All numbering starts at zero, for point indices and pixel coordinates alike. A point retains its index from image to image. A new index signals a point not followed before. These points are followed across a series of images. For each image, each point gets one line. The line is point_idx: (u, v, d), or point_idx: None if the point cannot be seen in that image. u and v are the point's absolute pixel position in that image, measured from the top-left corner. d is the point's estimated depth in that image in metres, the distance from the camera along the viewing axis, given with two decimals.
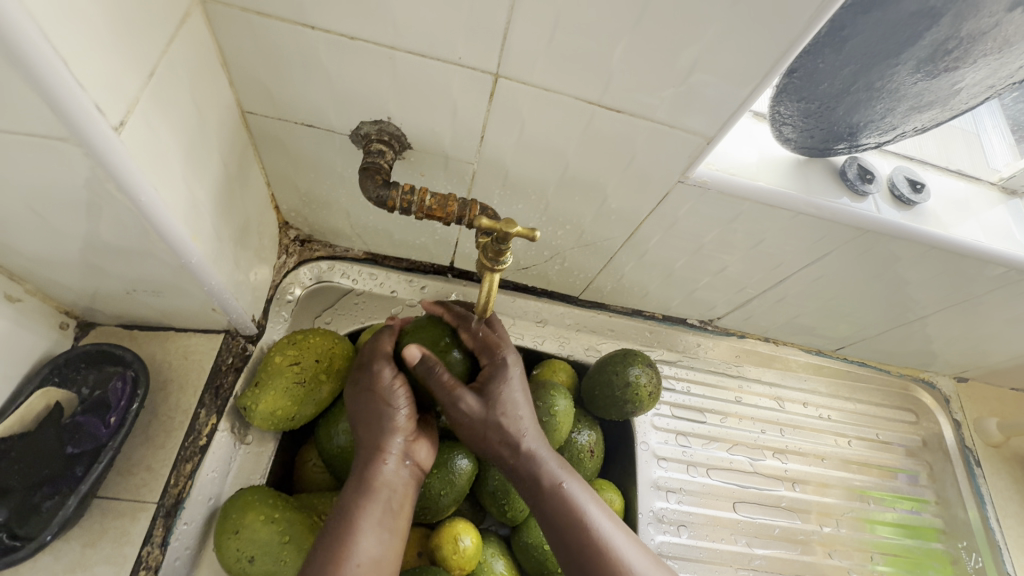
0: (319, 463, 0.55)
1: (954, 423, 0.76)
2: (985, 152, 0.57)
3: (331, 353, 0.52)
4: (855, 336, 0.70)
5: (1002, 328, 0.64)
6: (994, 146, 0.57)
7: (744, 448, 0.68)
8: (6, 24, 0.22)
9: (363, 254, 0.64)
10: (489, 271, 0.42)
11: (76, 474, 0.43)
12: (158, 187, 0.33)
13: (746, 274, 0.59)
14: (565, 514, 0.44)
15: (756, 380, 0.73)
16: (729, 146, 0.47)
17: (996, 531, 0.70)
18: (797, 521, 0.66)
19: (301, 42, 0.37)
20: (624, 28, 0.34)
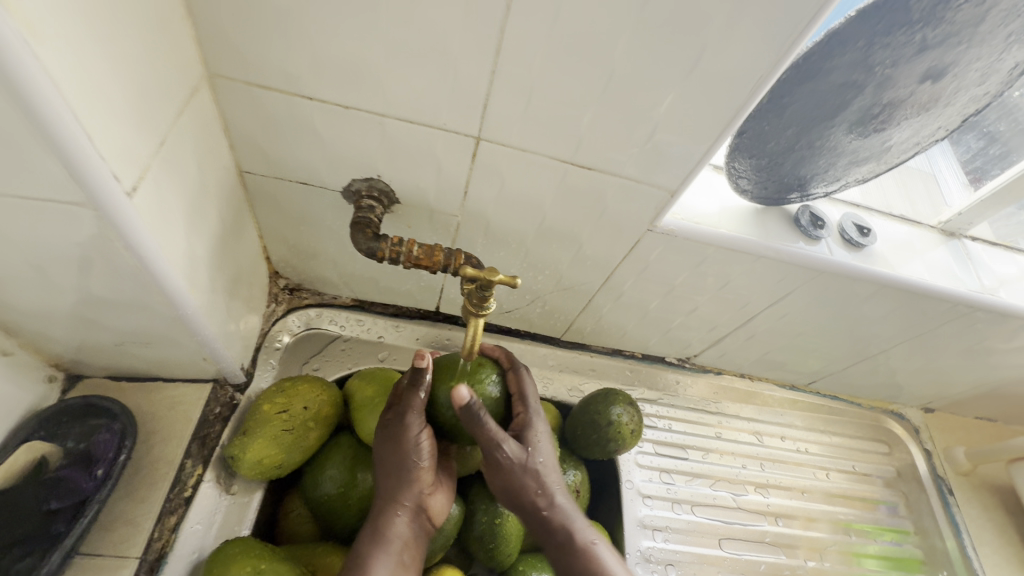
0: (303, 513, 0.55)
1: (925, 453, 0.78)
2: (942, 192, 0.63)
3: (319, 400, 0.54)
4: (824, 370, 0.73)
5: (958, 359, 0.68)
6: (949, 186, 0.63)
7: (727, 483, 0.70)
8: (46, 115, 0.24)
9: (351, 301, 0.67)
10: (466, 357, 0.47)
11: (56, 531, 0.42)
12: (162, 245, 0.35)
13: (717, 313, 0.62)
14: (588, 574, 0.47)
15: (734, 415, 0.75)
16: (691, 198, 0.51)
17: (974, 560, 0.71)
18: (782, 557, 0.67)
19: (300, 110, 0.41)
20: (592, 98, 0.39)
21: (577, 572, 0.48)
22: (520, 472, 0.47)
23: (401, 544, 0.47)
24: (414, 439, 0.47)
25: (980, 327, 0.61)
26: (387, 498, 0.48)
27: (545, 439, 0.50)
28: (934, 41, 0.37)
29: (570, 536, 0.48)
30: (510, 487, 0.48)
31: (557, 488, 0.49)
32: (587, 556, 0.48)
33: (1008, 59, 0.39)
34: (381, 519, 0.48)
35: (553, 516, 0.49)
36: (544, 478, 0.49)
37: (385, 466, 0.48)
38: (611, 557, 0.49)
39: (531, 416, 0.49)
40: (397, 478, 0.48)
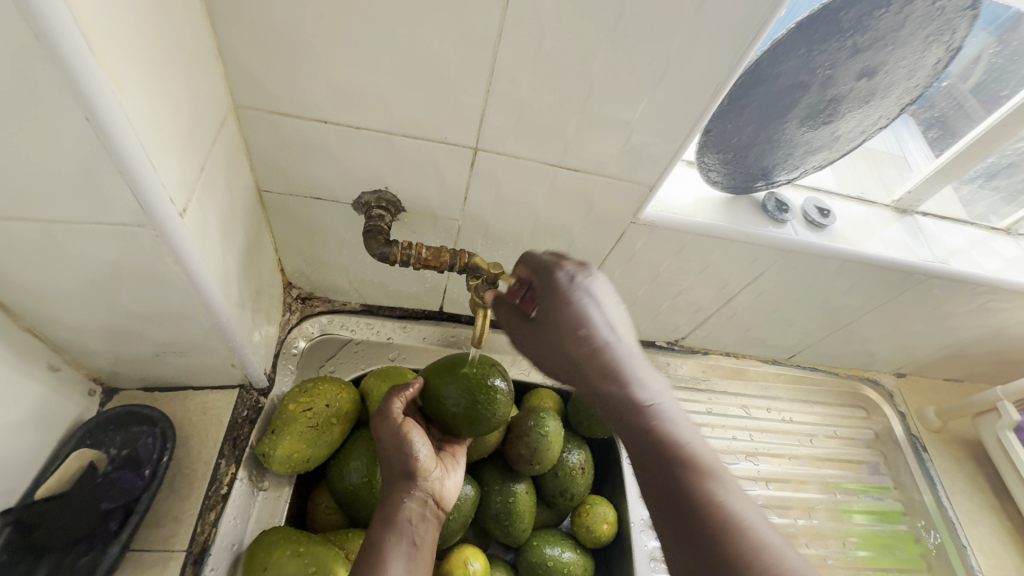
0: (330, 505, 0.60)
1: (900, 415, 0.85)
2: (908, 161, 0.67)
3: (340, 399, 0.58)
4: (802, 343, 0.79)
5: (921, 325, 0.74)
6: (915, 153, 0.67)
7: (720, 454, 0.75)
8: (125, 152, 0.29)
9: (360, 306, 0.71)
10: (503, 295, 0.50)
11: (110, 529, 0.46)
12: (204, 258, 0.40)
13: (700, 295, 0.68)
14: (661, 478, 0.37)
15: (722, 391, 0.81)
16: (669, 191, 0.57)
17: (949, 509, 0.76)
18: (774, 517, 0.72)
19: (315, 132, 0.45)
20: (575, 108, 0.44)
21: (645, 446, 0.39)
22: (547, 334, 0.46)
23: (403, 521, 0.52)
24: (403, 436, 0.54)
25: (937, 293, 0.67)
26: (391, 484, 0.54)
27: (584, 301, 0.44)
28: (864, 44, 0.43)
29: (628, 403, 0.41)
30: (550, 366, 0.47)
31: (609, 352, 0.43)
32: (654, 446, 0.39)
33: (931, 56, 0.45)
34: (386, 503, 0.53)
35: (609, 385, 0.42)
36: (584, 325, 0.43)
37: (386, 456, 0.55)
38: (681, 428, 0.40)
39: (556, 266, 0.45)
40: (394, 464, 0.54)
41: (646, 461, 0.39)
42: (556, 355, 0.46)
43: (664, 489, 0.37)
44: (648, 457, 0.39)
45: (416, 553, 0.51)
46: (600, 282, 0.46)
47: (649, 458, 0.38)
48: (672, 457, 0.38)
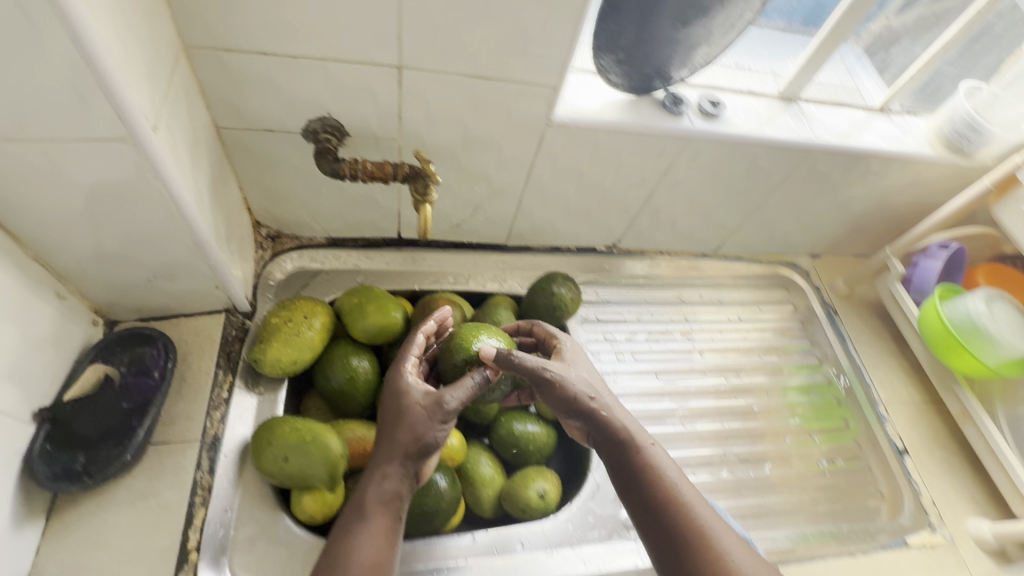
0: (321, 405, 0.70)
1: (815, 288, 0.97)
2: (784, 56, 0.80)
3: (315, 311, 0.68)
4: (723, 233, 0.91)
5: (819, 202, 0.85)
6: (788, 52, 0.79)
7: (658, 334, 0.87)
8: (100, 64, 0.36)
9: (325, 240, 0.79)
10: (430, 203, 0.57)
11: (132, 424, 0.54)
12: (178, 172, 0.47)
13: (623, 194, 0.78)
14: (652, 484, 0.52)
15: (659, 284, 0.92)
16: (579, 97, 0.66)
17: (855, 356, 0.89)
18: (708, 379, 0.85)
19: (258, 65, 0.53)
20: (477, 20, 0.52)
21: (638, 475, 0.53)
22: (567, 388, 0.55)
23: (394, 497, 0.51)
24: (435, 411, 0.53)
25: (824, 168, 0.78)
26: (392, 451, 0.52)
27: (583, 363, 0.59)
28: None
29: (626, 437, 0.54)
30: (562, 404, 0.55)
31: (600, 397, 0.55)
32: (645, 459, 0.53)
33: None
34: (380, 472, 0.52)
35: (611, 416, 0.55)
36: (594, 391, 0.56)
37: (405, 424, 0.52)
38: (662, 457, 0.54)
39: (564, 344, 0.62)
40: (410, 430, 0.52)
41: (637, 487, 0.53)
42: (570, 398, 0.55)
43: (658, 495, 0.52)
44: (642, 483, 0.53)
45: (395, 527, 0.50)
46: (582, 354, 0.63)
47: (640, 483, 0.53)
48: (659, 483, 0.52)
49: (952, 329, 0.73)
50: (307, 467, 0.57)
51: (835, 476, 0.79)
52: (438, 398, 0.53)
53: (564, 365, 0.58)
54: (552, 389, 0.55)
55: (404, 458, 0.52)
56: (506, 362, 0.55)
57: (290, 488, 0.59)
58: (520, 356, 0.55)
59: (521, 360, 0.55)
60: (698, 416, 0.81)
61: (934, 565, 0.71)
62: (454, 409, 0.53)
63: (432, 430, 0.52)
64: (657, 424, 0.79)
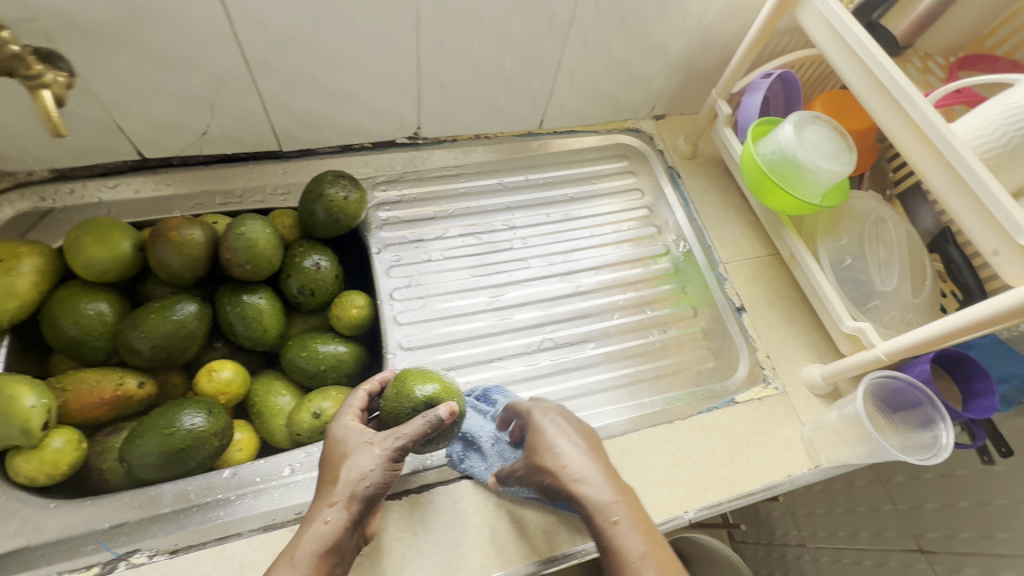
0: (65, 359, 0.62)
1: (658, 153, 0.88)
2: None
3: (14, 253, 0.58)
4: (538, 102, 0.80)
5: (630, 46, 0.74)
6: None
7: (476, 228, 0.79)
8: None
9: (51, 174, 0.67)
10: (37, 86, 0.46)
11: None
12: None
13: (384, 65, 0.66)
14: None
15: (478, 173, 0.83)
16: None
17: (696, 219, 0.82)
18: (531, 266, 0.77)
19: None
20: None
21: (603, 562, 0.45)
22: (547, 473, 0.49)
23: (332, 551, 0.44)
24: (386, 452, 0.46)
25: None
26: (336, 494, 0.44)
27: (543, 435, 0.51)
28: None
29: (589, 518, 0.46)
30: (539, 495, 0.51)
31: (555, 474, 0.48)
32: (605, 541, 0.45)
33: None
34: (318, 520, 0.44)
35: (574, 490, 0.47)
36: (546, 473, 0.49)
37: (350, 463, 0.46)
38: (629, 539, 0.44)
39: (534, 418, 0.53)
40: (354, 469, 0.45)
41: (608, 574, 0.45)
42: (537, 488, 0.51)
43: None
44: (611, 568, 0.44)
45: None
46: (550, 419, 0.53)
47: (608, 569, 0.45)
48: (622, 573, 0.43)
49: (762, 168, 0.66)
50: None
51: (668, 345, 0.74)
52: (385, 441, 0.46)
53: (525, 454, 0.52)
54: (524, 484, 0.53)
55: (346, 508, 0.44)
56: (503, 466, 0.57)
57: (2, 450, 0.52)
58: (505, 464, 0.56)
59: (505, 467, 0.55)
60: (516, 306, 0.74)
61: (759, 417, 0.67)
62: (406, 448, 0.46)
63: (379, 469, 0.46)
64: (469, 321, 0.72)
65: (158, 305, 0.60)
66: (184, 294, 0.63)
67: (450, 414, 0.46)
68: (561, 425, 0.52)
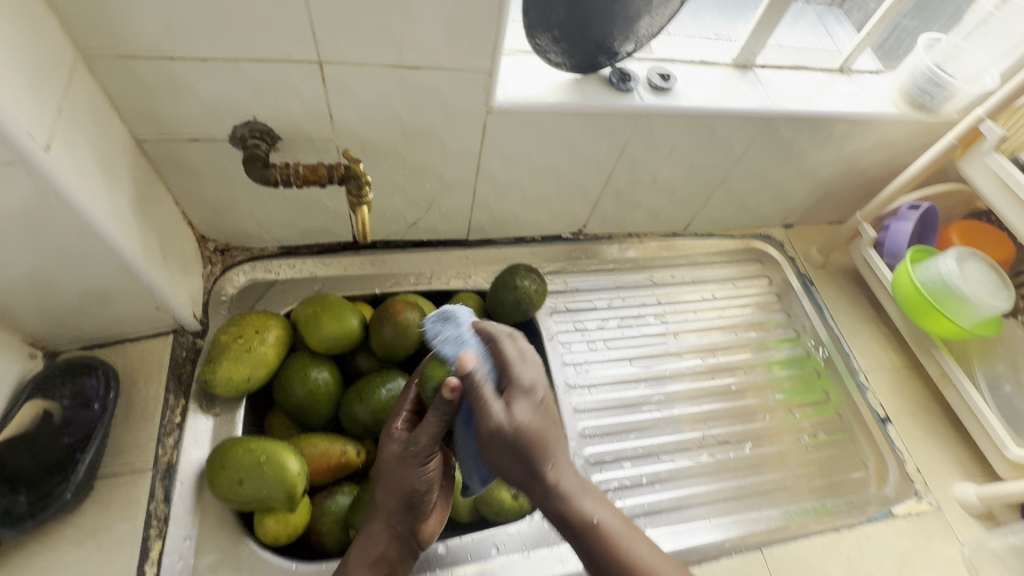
0: (283, 421, 0.67)
1: (790, 259, 0.95)
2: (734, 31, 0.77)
3: (266, 324, 0.65)
4: (691, 210, 0.88)
5: (787, 171, 0.83)
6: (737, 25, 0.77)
7: (630, 319, 0.85)
8: None
9: (278, 250, 0.76)
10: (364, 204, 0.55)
11: (76, 457, 0.53)
12: (87, 196, 0.45)
13: (580, 179, 0.75)
14: (604, 559, 0.48)
15: (630, 267, 0.90)
16: (519, 82, 0.62)
17: (833, 325, 0.88)
18: (683, 360, 0.83)
19: (166, 72, 0.49)
20: (392, 7, 0.47)
21: (589, 547, 0.49)
22: (515, 436, 0.46)
23: (381, 555, 0.53)
24: (409, 461, 0.52)
25: (787, 136, 0.75)
26: (378, 507, 0.53)
27: (524, 415, 0.47)
28: None
29: (572, 514, 0.49)
30: (512, 450, 0.47)
31: (555, 460, 0.49)
32: (593, 533, 0.49)
33: None
34: (371, 531, 0.53)
35: (556, 483, 0.49)
36: (541, 462, 0.48)
37: (389, 478, 0.53)
38: (612, 518, 0.50)
39: (513, 388, 0.48)
40: (388, 482, 0.53)
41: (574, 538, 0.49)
42: (509, 446, 0.47)
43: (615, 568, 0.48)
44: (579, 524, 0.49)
45: None
46: (529, 403, 0.48)
47: (593, 557, 0.49)
48: (589, 533, 0.49)
49: (923, 292, 0.72)
50: (261, 487, 0.54)
51: (818, 450, 0.78)
52: (410, 444, 0.52)
53: (506, 410, 0.47)
54: (496, 435, 0.47)
55: (383, 515, 0.53)
56: (473, 391, 0.47)
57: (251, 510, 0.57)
58: (484, 398, 0.46)
59: (484, 397, 0.46)
60: (672, 400, 0.79)
61: (920, 532, 0.70)
62: (427, 454, 0.52)
63: (411, 479, 0.52)
64: (633, 411, 0.77)
65: (378, 380, 0.66)
66: (395, 369, 0.69)
67: (449, 395, 0.47)
68: (524, 403, 0.48)
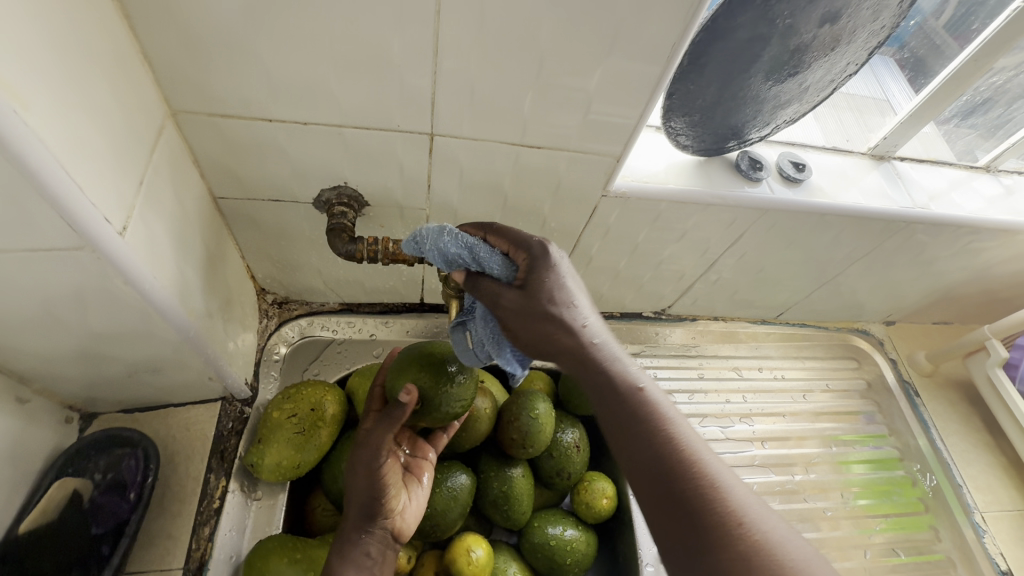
0: (328, 507, 0.57)
1: (891, 362, 0.85)
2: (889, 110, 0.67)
3: (324, 400, 0.56)
4: (791, 300, 0.79)
5: (909, 271, 0.73)
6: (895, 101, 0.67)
7: (714, 419, 0.75)
8: (44, 171, 0.28)
9: (339, 306, 0.69)
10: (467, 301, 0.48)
11: (102, 553, 0.46)
12: (156, 275, 0.39)
13: (681, 264, 0.67)
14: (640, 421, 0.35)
15: (714, 355, 0.80)
16: (638, 159, 0.55)
17: (943, 450, 0.78)
18: (772, 475, 0.72)
19: (259, 133, 0.43)
20: (528, 83, 0.41)
21: (625, 415, 0.36)
22: (530, 316, 0.39)
23: (371, 558, 0.48)
24: (375, 460, 0.50)
25: (921, 239, 0.66)
26: (351, 511, 0.50)
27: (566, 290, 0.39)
28: None
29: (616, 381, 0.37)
30: (531, 333, 0.40)
31: (580, 314, 0.39)
32: (632, 396, 0.36)
33: None
34: (351, 537, 0.48)
35: (592, 350, 0.39)
36: (564, 312, 0.39)
37: (355, 482, 0.50)
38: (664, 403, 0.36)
39: (536, 257, 0.40)
40: (356, 483, 0.50)
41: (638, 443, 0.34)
42: (539, 323, 0.39)
43: (660, 453, 0.33)
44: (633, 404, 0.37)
45: None
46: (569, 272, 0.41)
47: (630, 420, 0.35)
48: (654, 427, 0.35)
49: None
50: None
51: None
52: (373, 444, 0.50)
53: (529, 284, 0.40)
54: (510, 315, 0.40)
55: (359, 517, 0.49)
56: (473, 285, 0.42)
57: None
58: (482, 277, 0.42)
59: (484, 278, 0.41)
60: None
61: None
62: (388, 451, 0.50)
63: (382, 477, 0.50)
64: None
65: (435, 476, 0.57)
66: (454, 460, 0.59)
67: (405, 396, 0.49)
68: (587, 303, 0.41)
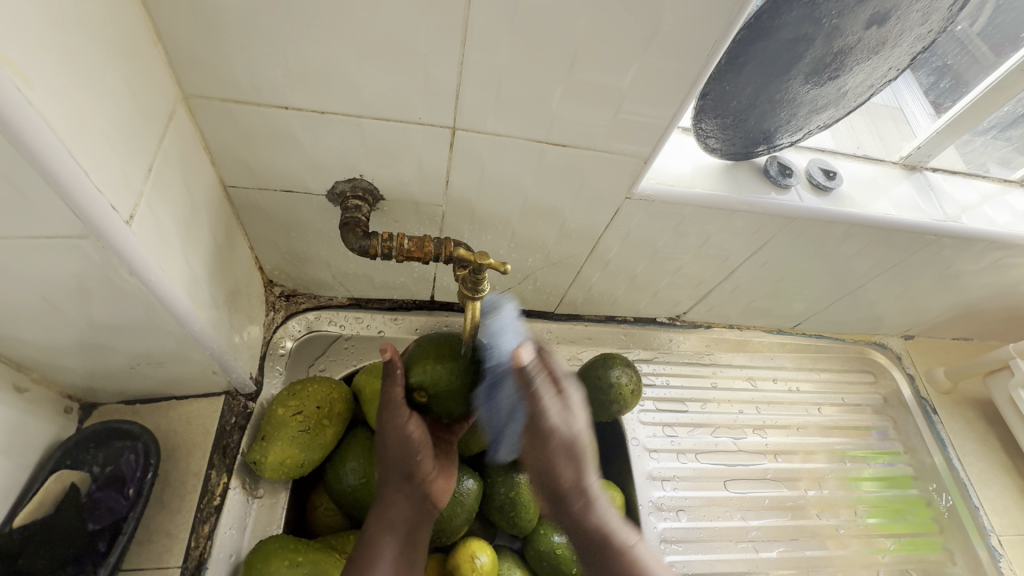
0: (330, 506, 0.56)
1: (908, 377, 0.83)
2: (910, 123, 0.65)
3: (331, 399, 0.54)
4: (809, 311, 0.77)
5: (933, 285, 0.71)
6: (917, 115, 0.65)
7: (726, 430, 0.73)
8: (51, 155, 0.27)
9: (347, 300, 0.67)
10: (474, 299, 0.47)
11: (99, 550, 0.45)
12: (163, 267, 0.37)
13: (701, 270, 0.65)
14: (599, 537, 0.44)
15: (728, 364, 0.78)
16: (664, 161, 0.53)
17: (960, 470, 0.76)
18: (784, 490, 0.71)
19: (274, 120, 0.41)
20: (558, 77, 0.39)
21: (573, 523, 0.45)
22: (551, 432, 0.45)
23: (400, 520, 0.51)
24: (393, 429, 0.51)
25: (949, 254, 0.64)
26: (386, 478, 0.52)
27: (580, 408, 0.48)
28: None
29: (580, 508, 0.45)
30: (541, 460, 0.45)
31: (576, 433, 0.45)
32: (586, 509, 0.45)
33: None
34: (386, 503, 0.51)
35: (565, 471, 0.45)
36: (558, 436, 0.45)
37: (385, 452, 0.52)
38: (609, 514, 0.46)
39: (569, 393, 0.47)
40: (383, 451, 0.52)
41: (577, 526, 0.45)
42: (548, 449, 0.45)
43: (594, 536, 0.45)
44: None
45: (405, 556, 0.50)
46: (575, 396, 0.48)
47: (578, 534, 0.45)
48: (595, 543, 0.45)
49: None
50: None
51: None
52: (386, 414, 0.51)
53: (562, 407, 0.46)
54: (534, 439, 0.46)
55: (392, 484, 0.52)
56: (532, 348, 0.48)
57: None
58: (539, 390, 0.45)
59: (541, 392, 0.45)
60: (770, 538, 0.67)
61: None
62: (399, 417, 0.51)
63: (404, 445, 0.51)
64: (724, 550, 0.65)
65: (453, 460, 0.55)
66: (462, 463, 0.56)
67: (386, 356, 0.50)
68: (584, 418, 0.48)
